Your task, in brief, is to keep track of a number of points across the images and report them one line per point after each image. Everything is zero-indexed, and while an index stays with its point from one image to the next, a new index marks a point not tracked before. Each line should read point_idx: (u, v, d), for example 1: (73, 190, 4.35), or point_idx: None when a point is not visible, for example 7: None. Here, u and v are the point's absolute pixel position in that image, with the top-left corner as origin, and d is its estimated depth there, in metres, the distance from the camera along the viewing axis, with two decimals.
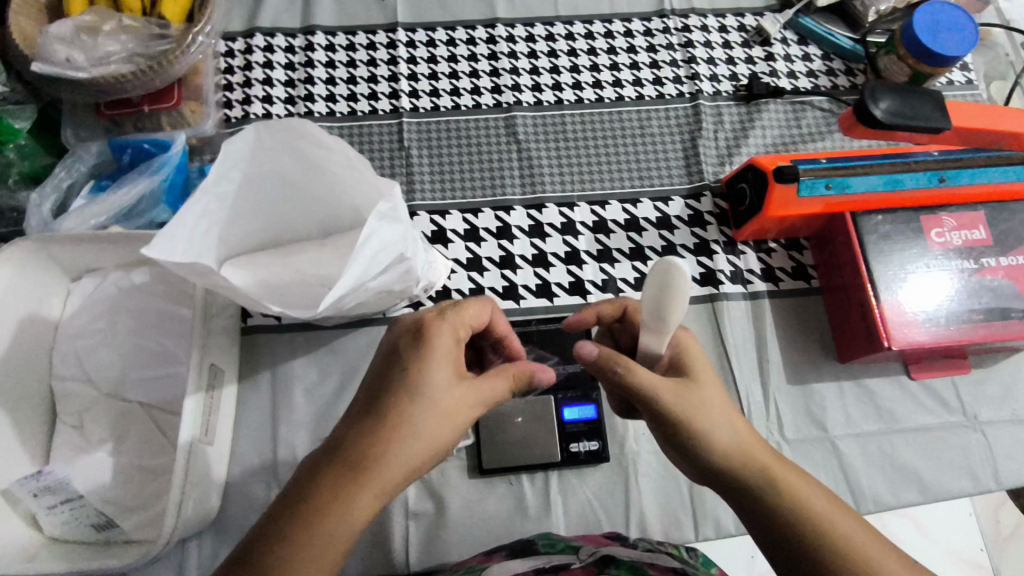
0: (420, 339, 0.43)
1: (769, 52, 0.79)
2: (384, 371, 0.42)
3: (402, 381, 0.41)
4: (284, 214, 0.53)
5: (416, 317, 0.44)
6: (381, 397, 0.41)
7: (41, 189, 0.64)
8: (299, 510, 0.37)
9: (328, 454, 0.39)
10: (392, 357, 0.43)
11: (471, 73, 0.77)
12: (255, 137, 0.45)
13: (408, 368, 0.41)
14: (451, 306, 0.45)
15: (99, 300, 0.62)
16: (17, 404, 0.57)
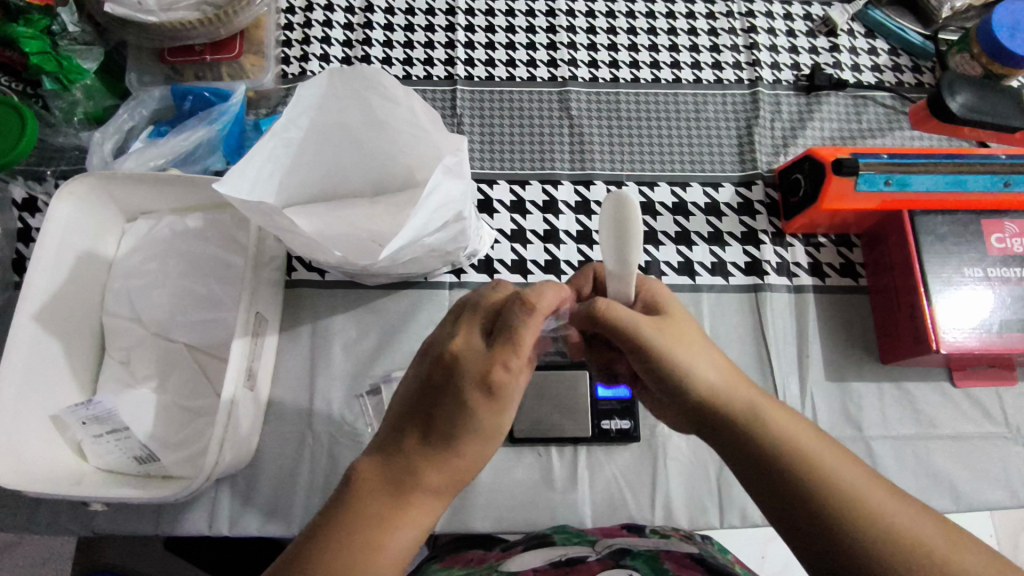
0: (495, 395, 0.40)
1: (835, 42, 0.77)
2: (455, 411, 0.39)
3: (478, 430, 0.40)
4: (342, 168, 0.53)
5: (484, 367, 0.40)
6: (454, 435, 0.39)
7: (104, 129, 0.65)
8: (379, 528, 0.37)
9: (401, 479, 0.39)
10: (460, 397, 0.40)
11: (528, 45, 0.76)
12: (328, 83, 0.46)
13: (484, 417, 0.40)
14: (515, 351, 0.40)
15: (152, 241, 0.63)
16: (70, 336, 0.59)
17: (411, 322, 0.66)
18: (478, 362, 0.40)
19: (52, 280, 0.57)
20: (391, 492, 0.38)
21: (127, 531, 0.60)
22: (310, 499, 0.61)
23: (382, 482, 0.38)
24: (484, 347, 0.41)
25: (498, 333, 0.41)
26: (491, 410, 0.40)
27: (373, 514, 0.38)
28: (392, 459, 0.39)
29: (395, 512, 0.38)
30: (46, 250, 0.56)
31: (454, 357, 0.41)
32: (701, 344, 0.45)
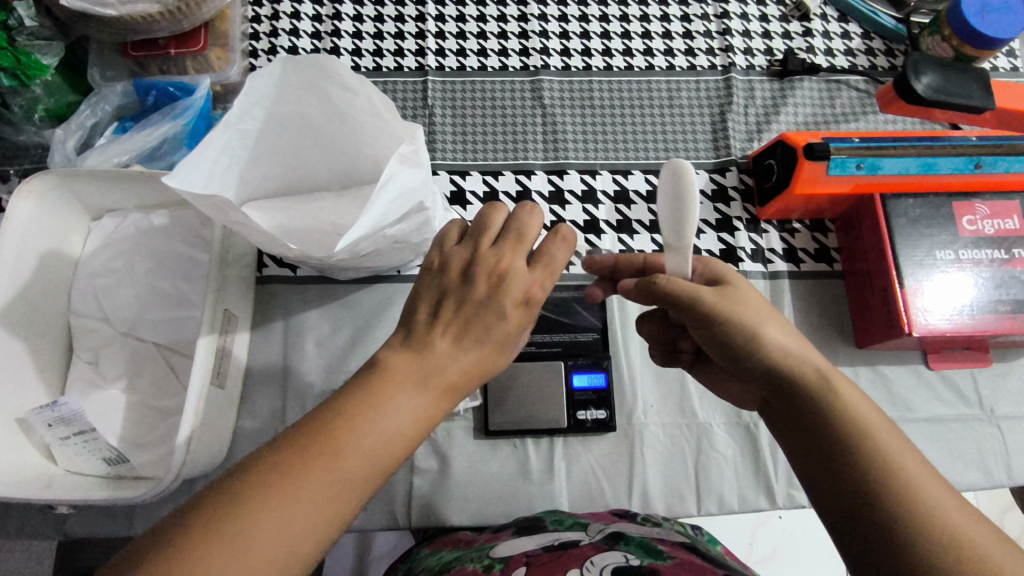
0: (530, 309, 0.39)
1: (807, 27, 0.76)
2: (484, 324, 0.37)
3: (505, 344, 0.38)
4: (303, 159, 0.52)
5: (526, 282, 0.39)
6: (476, 342, 0.37)
7: (66, 125, 0.63)
8: (394, 416, 0.33)
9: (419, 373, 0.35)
10: (485, 304, 0.38)
11: (500, 34, 0.75)
12: (282, 71, 0.45)
13: (514, 330, 0.38)
14: (552, 272, 0.40)
15: (117, 239, 0.62)
16: (35, 338, 0.58)
17: (384, 317, 0.66)
18: (522, 277, 0.39)
19: (13, 282, 0.56)
20: (415, 387, 0.35)
21: (98, 533, 0.59)
22: None
23: (406, 378, 0.35)
24: (525, 267, 0.39)
25: (537, 256, 0.40)
26: (520, 323, 0.39)
27: (386, 405, 0.34)
28: (420, 353, 0.36)
29: (410, 404, 0.34)
30: (9, 251, 0.55)
31: (501, 272, 0.39)
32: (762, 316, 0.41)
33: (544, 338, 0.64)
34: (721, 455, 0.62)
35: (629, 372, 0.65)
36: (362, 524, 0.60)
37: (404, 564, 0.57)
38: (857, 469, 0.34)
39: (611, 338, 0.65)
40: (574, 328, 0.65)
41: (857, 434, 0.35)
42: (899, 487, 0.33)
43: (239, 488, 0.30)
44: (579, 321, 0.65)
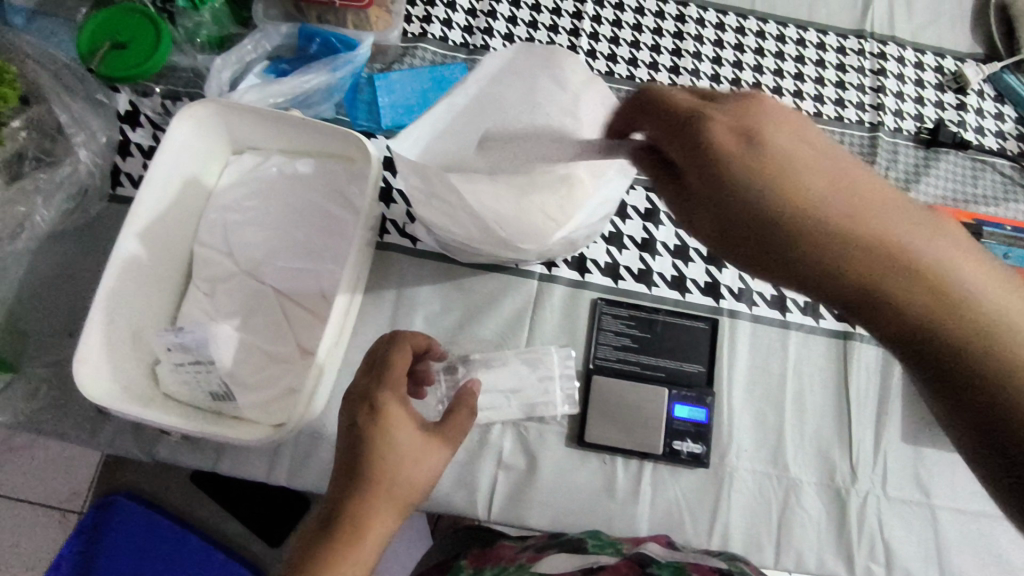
0: (377, 413, 0.45)
1: (962, 100, 0.74)
2: (350, 435, 0.44)
3: (388, 455, 0.44)
4: (474, 139, 0.54)
5: (364, 398, 0.46)
6: (360, 461, 0.43)
7: (226, 56, 0.62)
8: (337, 556, 0.40)
9: (343, 507, 0.42)
10: (349, 431, 0.45)
11: (653, 47, 0.74)
12: (513, 57, 0.54)
13: (372, 432, 0.44)
14: (388, 376, 0.47)
15: (257, 178, 0.62)
16: (160, 260, 0.58)
17: (496, 307, 0.65)
18: (359, 393, 0.46)
19: (156, 202, 0.56)
20: (347, 523, 0.41)
21: (186, 463, 0.60)
22: None
23: (336, 524, 0.41)
24: (360, 384, 0.47)
25: (374, 368, 0.48)
26: (389, 430, 0.44)
27: (325, 551, 0.40)
28: (335, 494, 0.43)
29: (346, 542, 0.41)
30: (159, 172, 0.55)
31: (345, 401, 0.47)
32: (840, 221, 0.34)
33: (651, 360, 0.64)
34: (806, 513, 0.62)
35: (729, 413, 0.64)
36: (443, 508, 0.60)
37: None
38: (974, 368, 0.31)
39: (716, 375, 0.65)
40: (681, 357, 0.65)
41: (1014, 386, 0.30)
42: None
43: None
44: (687, 351, 0.65)
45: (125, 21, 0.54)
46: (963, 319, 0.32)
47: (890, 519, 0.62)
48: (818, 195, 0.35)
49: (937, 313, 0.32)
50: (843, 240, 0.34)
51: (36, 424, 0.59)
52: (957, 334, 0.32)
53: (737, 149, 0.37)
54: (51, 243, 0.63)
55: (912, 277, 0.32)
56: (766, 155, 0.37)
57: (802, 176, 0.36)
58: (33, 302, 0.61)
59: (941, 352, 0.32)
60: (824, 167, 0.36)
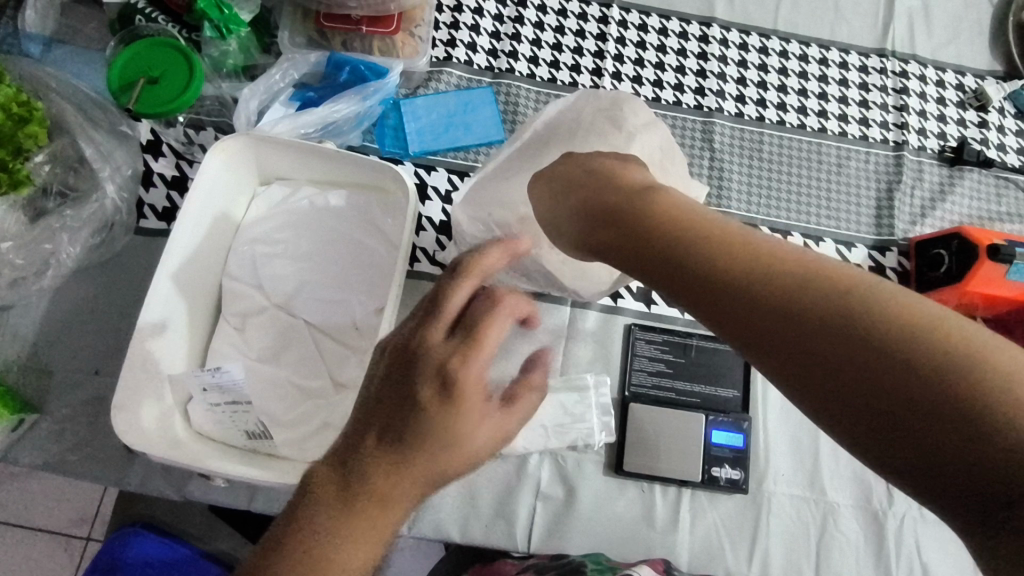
0: (450, 391, 0.35)
1: (984, 118, 0.75)
2: (407, 410, 0.35)
3: (439, 444, 0.35)
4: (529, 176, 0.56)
5: (441, 362, 0.36)
6: (406, 443, 0.34)
7: (254, 85, 0.62)
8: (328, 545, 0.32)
9: (356, 484, 0.33)
10: (405, 392, 0.35)
11: (678, 68, 0.74)
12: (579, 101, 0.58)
13: (433, 420, 0.35)
14: (477, 343, 0.36)
15: (287, 210, 0.61)
16: (190, 296, 0.57)
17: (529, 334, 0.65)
18: (433, 354, 0.36)
19: (190, 237, 0.56)
20: (346, 504, 0.33)
21: (219, 502, 0.58)
22: None
23: (332, 502, 0.33)
24: (445, 340, 0.37)
25: (463, 326, 0.37)
26: (450, 414, 0.35)
27: (317, 528, 0.33)
28: (349, 464, 0.34)
29: (341, 529, 0.33)
30: (191, 212, 0.55)
31: (411, 353, 0.37)
32: (717, 235, 0.36)
33: (686, 386, 0.64)
34: (845, 538, 0.62)
35: (766, 438, 0.64)
36: (482, 541, 0.59)
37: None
38: (938, 385, 0.26)
39: (751, 400, 0.65)
40: (717, 381, 0.65)
41: (980, 399, 0.25)
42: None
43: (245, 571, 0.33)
44: (722, 376, 0.65)
45: (161, 57, 0.55)
46: (889, 321, 0.28)
47: (929, 542, 0.62)
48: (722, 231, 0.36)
49: (849, 321, 0.29)
50: (730, 270, 0.34)
51: (65, 465, 0.58)
52: (911, 339, 0.27)
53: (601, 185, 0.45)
54: (76, 279, 0.61)
55: (818, 287, 0.31)
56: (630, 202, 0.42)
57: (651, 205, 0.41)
58: (58, 339, 0.60)
59: (896, 375, 0.27)
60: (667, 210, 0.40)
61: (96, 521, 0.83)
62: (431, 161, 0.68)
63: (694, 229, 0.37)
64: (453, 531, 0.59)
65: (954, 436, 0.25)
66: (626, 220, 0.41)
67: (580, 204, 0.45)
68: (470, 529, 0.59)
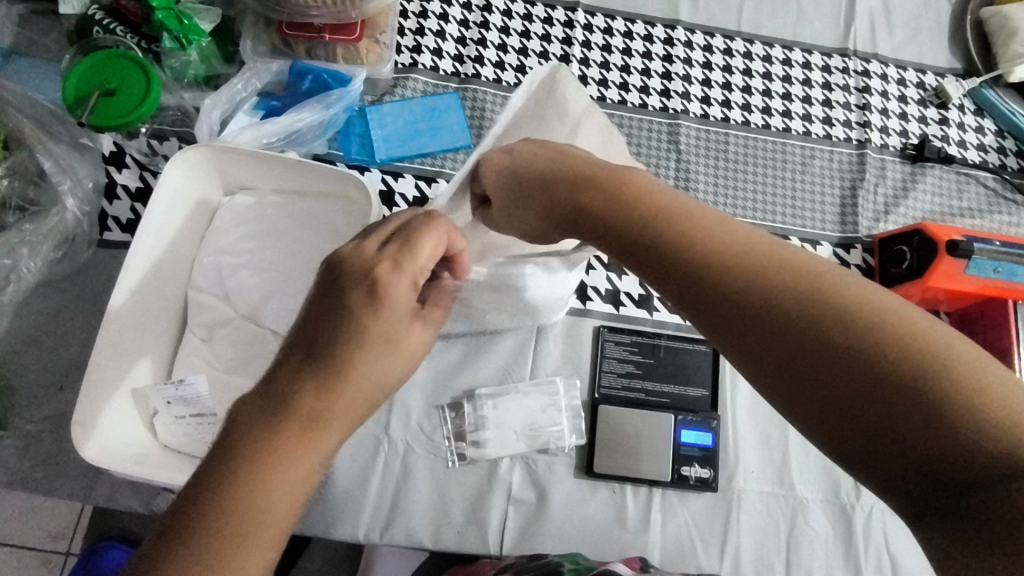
0: (377, 297, 0.36)
1: (944, 115, 0.76)
2: (337, 314, 0.36)
3: (370, 342, 0.36)
4: None
5: (369, 265, 0.37)
6: (339, 348, 0.35)
7: (215, 96, 0.61)
8: (272, 453, 0.32)
9: (291, 393, 0.33)
10: (335, 288, 0.37)
11: (643, 70, 0.74)
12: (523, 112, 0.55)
13: (363, 322, 0.36)
14: (405, 251, 0.38)
15: (251, 220, 0.61)
16: (152, 309, 0.56)
17: (498, 339, 0.65)
18: (362, 261, 0.37)
19: (147, 261, 0.55)
20: (285, 416, 0.33)
21: None
22: (377, 512, 0.59)
23: (271, 409, 0.33)
24: (374, 250, 0.38)
25: (394, 237, 0.39)
26: (378, 314, 0.36)
27: (256, 443, 0.32)
28: (280, 377, 0.34)
29: (283, 440, 0.32)
30: (152, 224, 0.54)
31: (339, 261, 0.38)
32: (688, 221, 0.36)
33: (655, 387, 0.65)
34: (815, 532, 0.62)
35: (735, 436, 0.64)
36: (454, 546, 0.59)
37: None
38: (897, 380, 0.27)
39: (720, 399, 0.65)
40: (684, 381, 0.65)
41: (933, 394, 0.27)
42: (985, 418, 0.26)
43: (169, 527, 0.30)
44: (690, 376, 0.65)
45: (118, 69, 0.55)
46: (861, 323, 0.29)
47: (896, 534, 0.63)
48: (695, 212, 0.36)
49: (819, 322, 0.30)
50: (705, 258, 0.34)
51: (30, 482, 0.57)
52: (875, 336, 0.28)
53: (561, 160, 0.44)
54: (39, 294, 0.61)
55: (791, 279, 0.31)
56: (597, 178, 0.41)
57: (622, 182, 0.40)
58: (22, 357, 0.60)
59: (859, 371, 0.28)
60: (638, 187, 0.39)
61: (75, 536, 0.81)
62: (397, 168, 0.68)
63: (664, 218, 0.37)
64: (425, 537, 0.59)
65: (907, 431, 0.27)
66: (593, 199, 0.40)
67: (536, 179, 0.44)
68: (443, 535, 0.59)
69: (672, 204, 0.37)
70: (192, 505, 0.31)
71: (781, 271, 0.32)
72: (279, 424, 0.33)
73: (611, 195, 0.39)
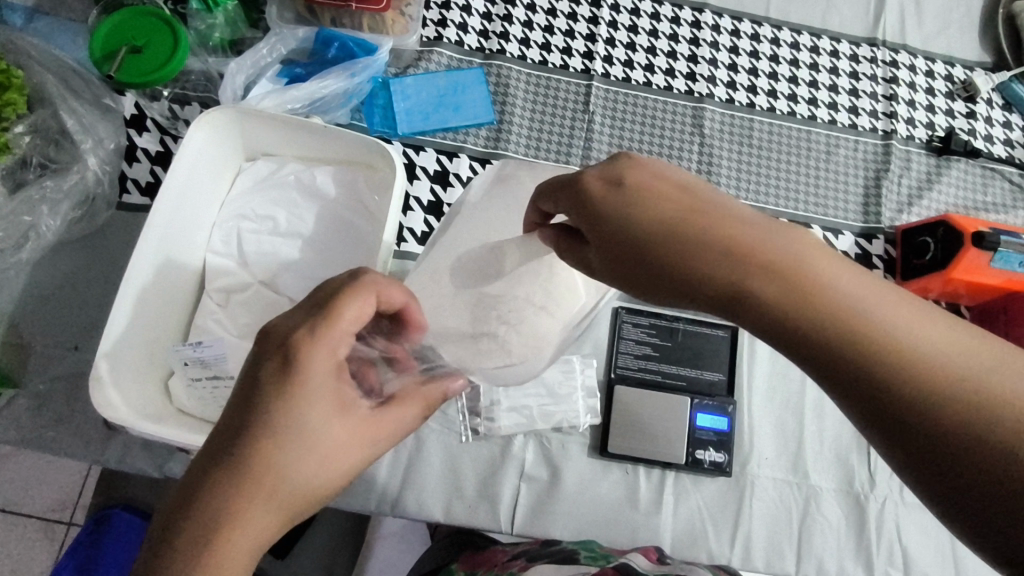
0: (296, 374, 0.35)
1: (972, 109, 0.75)
2: (252, 395, 0.35)
3: (291, 431, 0.34)
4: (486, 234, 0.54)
5: (285, 338, 0.36)
6: (255, 443, 0.34)
7: (241, 59, 0.61)
8: (200, 560, 0.31)
9: (210, 495, 0.32)
10: (252, 376, 0.35)
11: (669, 53, 0.74)
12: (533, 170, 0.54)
13: (275, 407, 0.35)
14: (328, 316, 0.37)
15: (273, 186, 0.60)
16: (169, 271, 0.56)
17: None
18: (282, 332, 0.36)
19: (167, 221, 0.55)
20: (212, 519, 0.32)
21: None
22: (388, 484, 0.59)
23: (193, 516, 0.32)
24: (294, 320, 0.37)
25: (314, 306, 0.38)
26: (298, 394, 0.35)
27: (182, 550, 0.31)
28: (201, 476, 0.33)
29: (211, 544, 0.31)
30: (174, 183, 0.54)
31: (262, 335, 0.37)
32: (752, 250, 0.33)
33: (672, 370, 0.64)
34: (827, 521, 0.62)
35: (750, 421, 0.64)
36: (465, 521, 0.59)
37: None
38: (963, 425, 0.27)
39: (736, 384, 0.65)
40: (701, 366, 0.65)
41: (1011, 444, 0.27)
42: None
43: None
44: (707, 360, 0.65)
45: (145, 25, 0.55)
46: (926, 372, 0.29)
47: (907, 524, 0.62)
48: (803, 269, 0.32)
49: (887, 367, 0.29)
50: (768, 292, 0.32)
51: (42, 441, 0.57)
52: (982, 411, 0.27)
53: (658, 201, 0.36)
54: (56, 254, 0.60)
55: (968, 392, 0.28)
56: (721, 239, 0.33)
57: (754, 248, 0.33)
58: (37, 315, 0.59)
59: (924, 413, 0.28)
60: (778, 254, 0.32)
61: (78, 506, 0.85)
62: (420, 142, 0.67)
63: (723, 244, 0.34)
64: (437, 511, 0.59)
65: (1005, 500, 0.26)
66: (722, 277, 0.33)
67: (634, 236, 0.36)
68: (453, 509, 0.59)
69: (747, 239, 0.33)
70: None
71: (950, 373, 0.28)
72: (196, 529, 0.32)
73: (749, 272, 0.32)
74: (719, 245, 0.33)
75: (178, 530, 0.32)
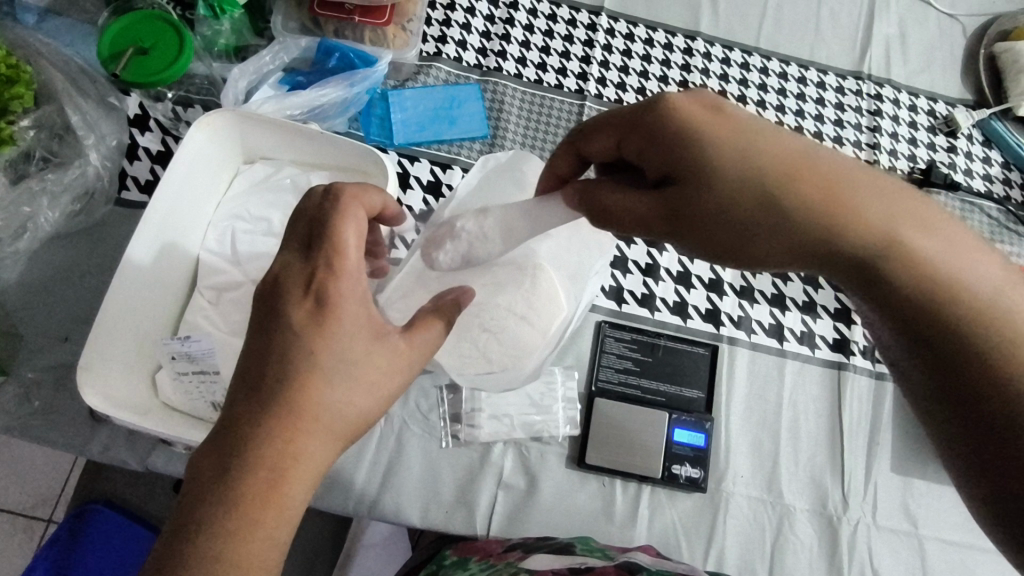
0: (320, 308, 0.37)
1: (953, 144, 0.77)
2: (279, 334, 0.37)
3: (331, 359, 0.37)
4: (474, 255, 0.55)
5: (305, 278, 0.38)
6: (292, 372, 0.36)
7: (243, 66, 0.63)
8: (266, 481, 0.34)
9: (266, 419, 0.35)
10: (274, 311, 0.37)
11: (661, 77, 0.76)
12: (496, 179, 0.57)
13: (310, 339, 0.36)
14: (336, 251, 0.38)
15: (268, 188, 0.62)
16: (162, 267, 0.57)
17: None
18: (299, 270, 0.38)
19: (163, 214, 0.56)
20: (274, 440, 0.34)
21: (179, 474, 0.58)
22: (367, 487, 0.60)
23: (255, 437, 0.34)
24: (304, 259, 0.39)
25: (318, 246, 0.39)
26: (319, 324, 0.37)
27: (243, 471, 0.33)
28: (253, 401, 0.35)
29: (275, 464, 0.34)
30: (174, 176, 0.56)
31: (274, 279, 0.39)
32: (823, 186, 0.37)
33: (651, 385, 0.66)
34: (800, 540, 0.63)
35: (727, 441, 0.65)
36: (441, 526, 0.60)
37: (429, 566, 0.57)
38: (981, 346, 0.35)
39: (715, 402, 0.66)
40: (679, 382, 0.66)
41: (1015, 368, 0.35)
42: None
43: (165, 549, 0.32)
44: (687, 377, 0.66)
45: (150, 29, 0.57)
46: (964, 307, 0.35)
47: (879, 547, 0.63)
48: (869, 208, 0.36)
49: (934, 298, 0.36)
50: (839, 230, 0.36)
51: (25, 429, 0.58)
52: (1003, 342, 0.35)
53: (758, 131, 0.38)
54: (51, 246, 0.62)
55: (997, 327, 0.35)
56: (820, 171, 0.37)
57: (843, 178, 0.37)
58: (29, 307, 0.60)
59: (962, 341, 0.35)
60: (865, 182, 0.37)
61: (59, 504, 0.85)
62: (415, 152, 0.69)
63: (796, 184, 0.37)
64: (414, 514, 0.60)
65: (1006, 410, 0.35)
66: (813, 206, 0.36)
67: (711, 164, 0.38)
68: (431, 514, 0.60)
69: (821, 170, 0.37)
70: (187, 528, 0.33)
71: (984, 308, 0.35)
72: (255, 455, 0.34)
73: (832, 207, 0.36)
74: (793, 179, 0.37)
75: (234, 468, 0.34)
